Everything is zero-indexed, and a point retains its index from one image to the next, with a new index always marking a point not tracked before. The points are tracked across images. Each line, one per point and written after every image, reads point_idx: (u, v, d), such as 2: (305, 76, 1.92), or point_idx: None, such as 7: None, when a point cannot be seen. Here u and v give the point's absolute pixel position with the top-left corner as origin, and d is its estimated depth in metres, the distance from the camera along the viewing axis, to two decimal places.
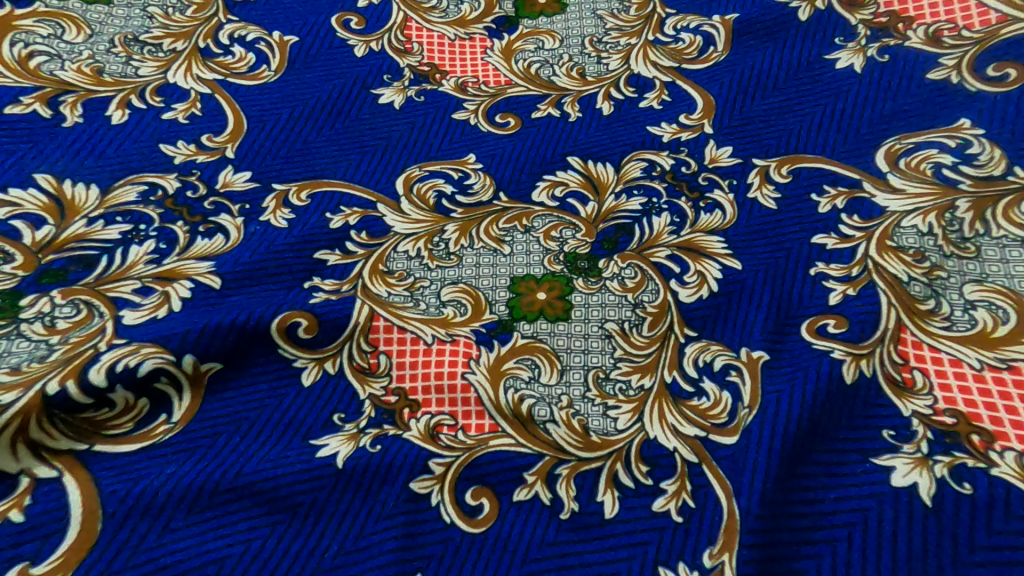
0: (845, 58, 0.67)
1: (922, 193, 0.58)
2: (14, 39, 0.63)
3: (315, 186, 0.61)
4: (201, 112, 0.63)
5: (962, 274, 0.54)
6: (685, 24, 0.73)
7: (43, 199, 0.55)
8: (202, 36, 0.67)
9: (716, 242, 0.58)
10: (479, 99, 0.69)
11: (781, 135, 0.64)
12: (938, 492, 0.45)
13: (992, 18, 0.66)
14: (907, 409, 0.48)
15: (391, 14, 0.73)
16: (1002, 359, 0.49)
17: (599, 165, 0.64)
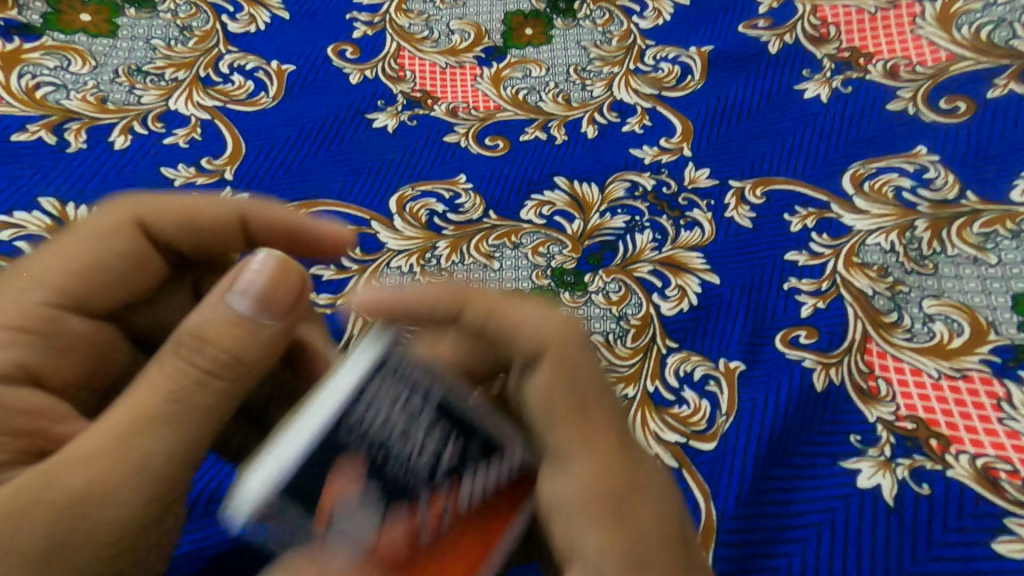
0: (812, 89, 0.72)
1: (885, 214, 0.62)
2: (23, 71, 0.65)
3: (311, 206, 0.63)
4: (201, 137, 0.65)
5: (921, 289, 0.58)
6: (664, 55, 0.77)
7: (47, 221, 0.57)
8: (203, 66, 0.70)
9: (695, 258, 0.62)
10: (469, 123, 0.72)
11: (755, 159, 0.68)
12: (900, 492, 0.48)
13: (942, 55, 0.72)
14: (872, 415, 0.51)
15: (385, 44, 0.77)
16: (957, 369, 0.53)
17: (584, 185, 0.67)
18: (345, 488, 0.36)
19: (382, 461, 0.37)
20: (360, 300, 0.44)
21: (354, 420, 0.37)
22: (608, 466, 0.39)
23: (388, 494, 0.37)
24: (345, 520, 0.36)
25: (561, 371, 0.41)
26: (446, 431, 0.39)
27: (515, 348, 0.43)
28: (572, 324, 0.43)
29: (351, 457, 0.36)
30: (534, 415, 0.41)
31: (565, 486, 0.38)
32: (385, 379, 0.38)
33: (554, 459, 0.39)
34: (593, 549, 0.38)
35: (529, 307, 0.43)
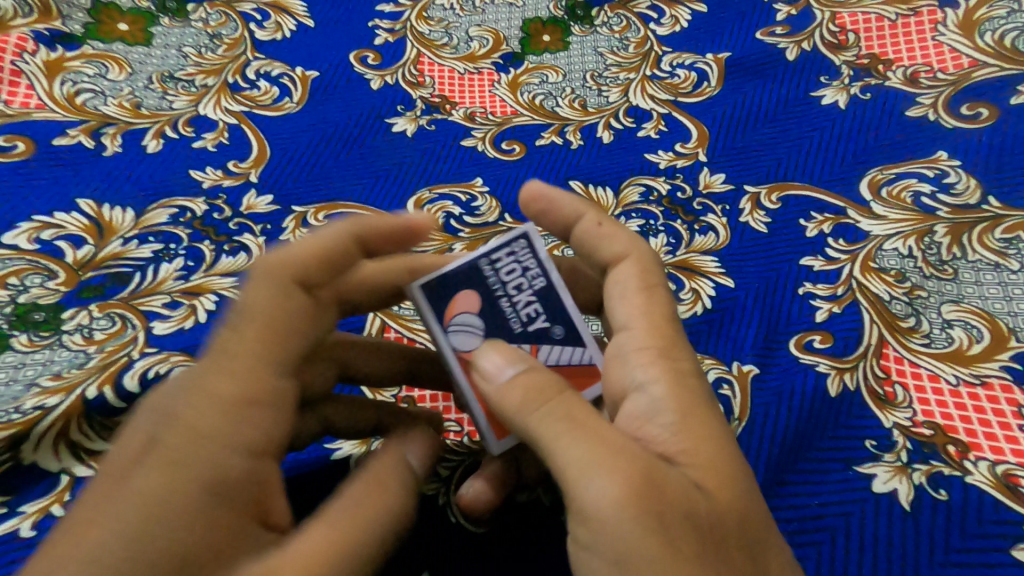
0: (830, 96, 0.72)
1: (903, 220, 0.62)
2: (64, 78, 0.68)
3: (332, 208, 0.65)
4: (228, 141, 0.68)
5: (940, 294, 0.57)
6: (681, 61, 0.78)
7: (84, 221, 0.60)
8: (232, 72, 0.73)
9: (709, 262, 0.62)
10: (487, 128, 0.73)
11: (771, 165, 0.68)
12: (916, 498, 0.48)
13: (965, 62, 0.71)
14: (888, 420, 0.51)
15: (406, 51, 0.79)
16: (976, 375, 0.53)
17: (599, 189, 0.68)
18: (463, 311, 0.50)
19: (497, 298, 0.50)
20: (533, 183, 0.55)
21: (488, 266, 0.51)
22: (671, 337, 0.46)
23: (493, 327, 0.49)
24: (457, 331, 0.49)
25: (640, 275, 0.50)
26: (546, 312, 0.50)
27: (605, 263, 0.52)
28: (653, 252, 0.52)
29: (473, 291, 0.50)
30: (614, 299, 0.50)
31: (630, 349, 0.46)
32: (517, 254, 0.51)
33: (624, 330, 0.48)
34: (653, 383, 0.44)
35: (622, 230, 0.53)
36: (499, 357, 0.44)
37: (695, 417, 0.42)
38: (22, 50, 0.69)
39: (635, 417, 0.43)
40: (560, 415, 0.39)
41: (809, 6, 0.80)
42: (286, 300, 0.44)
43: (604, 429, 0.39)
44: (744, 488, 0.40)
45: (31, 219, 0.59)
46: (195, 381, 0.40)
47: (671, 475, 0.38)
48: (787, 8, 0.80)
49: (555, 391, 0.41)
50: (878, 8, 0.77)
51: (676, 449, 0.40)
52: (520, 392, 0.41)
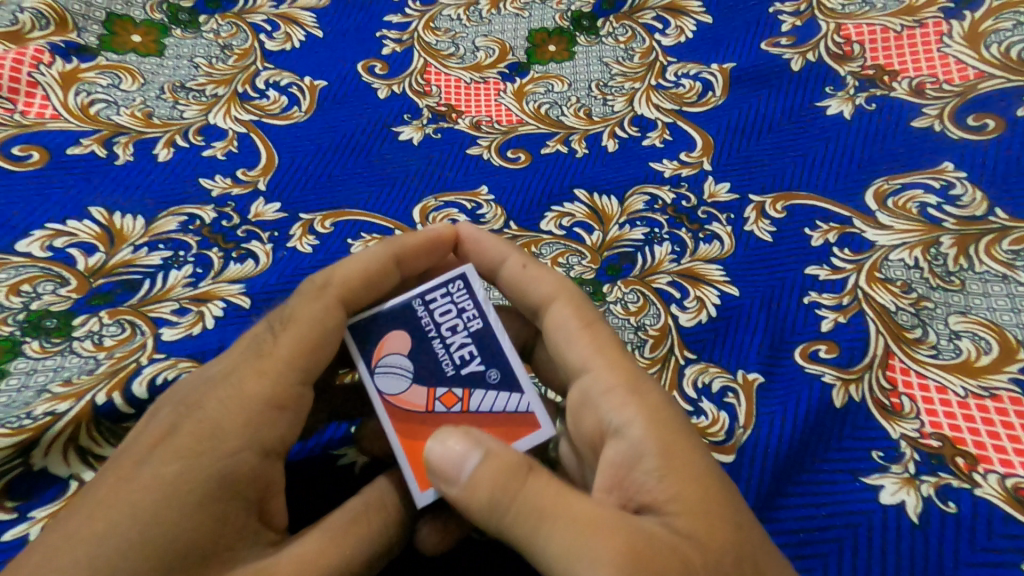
0: (835, 106, 0.72)
1: (910, 230, 0.62)
2: (78, 89, 0.70)
3: (338, 215, 0.66)
4: (237, 149, 0.69)
5: (947, 305, 0.57)
6: (686, 71, 0.78)
7: (96, 229, 0.61)
8: (241, 82, 0.74)
9: (714, 270, 0.62)
10: (492, 136, 0.74)
11: (776, 174, 0.68)
12: (924, 510, 0.47)
13: (971, 73, 0.71)
14: (896, 432, 0.51)
15: (413, 61, 0.80)
16: (985, 387, 0.52)
17: (604, 198, 0.69)
18: (393, 352, 0.48)
19: (430, 341, 0.49)
20: (459, 227, 0.55)
21: (424, 309, 0.50)
22: (631, 369, 0.47)
23: (425, 372, 0.48)
24: (385, 372, 0.48)
25: (575, 313, 0.50)
26: (481, 355, 0.49)
27: (538, 305, 0.52)
28: (580, 291, 0.53)
29: (406, 333, 0.49)
30: (562, 344, 0.49)
31: (597, 392, 0.46)
32: (453, 295, 0.50)
33: (585, 373, 0.47)
34: (629, 427, 0.43)
35: (547, 274, 0.52)
36: (448, 454, 0.41)
37: (679, 457, 0.42)
38: (39, 62, 0.70)
39: (618, 466, 0.43)
40: (528, 509, 0.38)
41: (814, 17, 0.80)
42: (327, 316, 0.46)
43: (583, 512, 0.38)
44: (738, 528, 0.39)
45: (44, 226, 0.60)
46: (232, 377, 0.43)
47: (658, 538, 0.38)
48: (793, 19, 0.81)
49: (520, 479, 0.39)
50: (883, 19, 0.77)
51: (665, 498, 0.40)
52: (486, 488, 0.39)
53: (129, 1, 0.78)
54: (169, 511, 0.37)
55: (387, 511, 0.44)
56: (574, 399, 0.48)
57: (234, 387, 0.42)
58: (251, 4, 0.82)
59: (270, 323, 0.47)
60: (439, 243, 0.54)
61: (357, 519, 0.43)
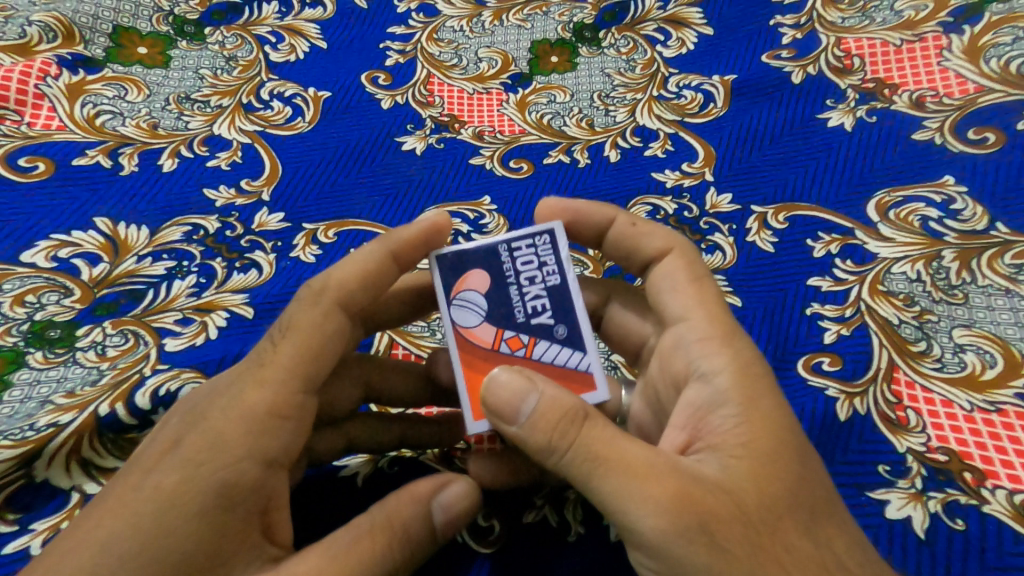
0: (835, 118, 0.73)
1: (912, 242, 0.62)
2: (85, 101, 0.70)
3: (342, 225, 0.66)
4: (242, 160, 0.69)
5: (951, 319, 0.57)
6: (687, 82, 0.79)
7: (100, 239, 0.61)
8: (246, 93, 0.75)
9: (717, 280, 0.62)
10: (495, 147, 0.74)
11: (778, 185, 0.69)
12: (932, 526, 0.47)
13: (970, 87, 0.71)
14: (902, 446, 0.51)
15: (416, 72, 0.80)
16: (990, 402, 0.52)
17: (606, 208, 0.69)
18: (472, 288, 0.49)
19: (509, 286, 0.49)
20: (549, 200, 0.56)
21: (508, 253, 0.50)
22: (729, 326, 0.47)
23: (497, 314, 0.48)
24: (463, 305, 0.49)
25: (686, 267, 0.51)
26: (553, 307, 0.49)
27: (647, 260, 0.54)
28: (692, 246, 0.53)
29: (488, 272, 0.49)
30: (664, 292, 0.51)
31: (691, 339, 0.47)
32: (539, 247, 0.50)
33: (681, 321, 0.48)
34: (717, 375, 0.44)
35: (654, 233, 0.54)
36: (508, 389, 0.41)
37: (758, 407, 0.42)
38: (46, 73, 0.71)
39: (697, 408, 0.44)
40: (585, 454, 0.38)
41: (813, 29, 0.81)
42: (327, 321, 0.46)
43: (639, 460, 0.38)
44: (797, 480, 0.39)
45: (49, 237, 0.60)
46: (231, 388, 0.42)
47: (710, 483, 0.38)
48: (793, 32, 0.81)
49: (577, 423, 0.39)
50: (882, 33, 0.78)
51: (735, 442, 0.40)
52: (543, 430, 0.39)
53: (135, 13, 0.79)
54: (173, 524, 0.37)
55: (394, 532, 0.42)
56: (666, 343, 0.49)
57: (238, 395, 0.42)
58: (256, 16, 0.83)
59: (270, 332, 0.46)
60: (436, 233, 0.52)
61: (361, 538, 0.41)
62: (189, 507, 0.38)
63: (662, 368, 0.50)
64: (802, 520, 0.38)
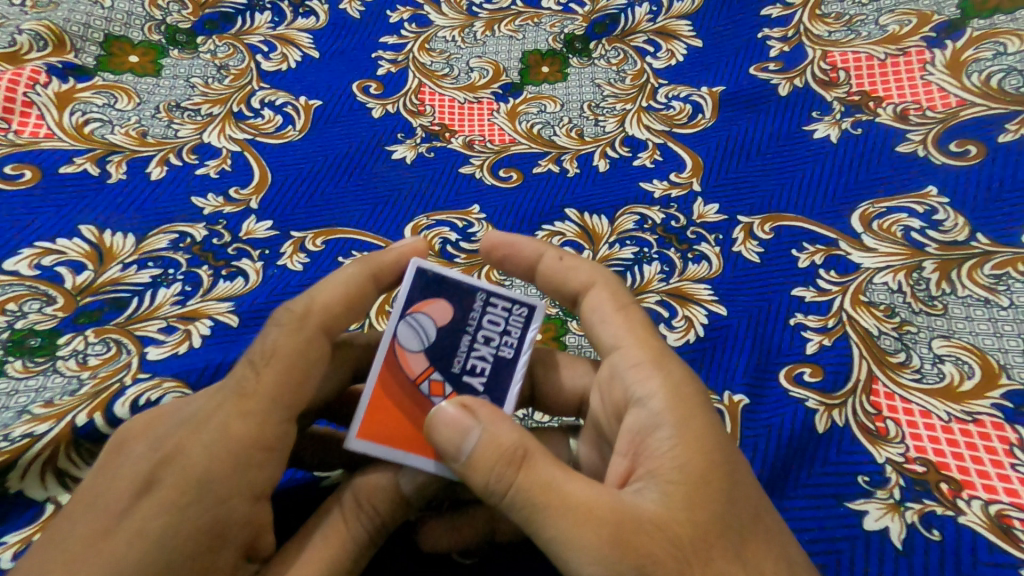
0: (821, 129, 0.74)
1: (894, 253, 0.62)
2: (74, 109, 0.71)
3: (330, 233, 0.66)
4: (231, 168, 0.69)
5: (930, 329, 0.57)
6: (676, 93, 0.80)
7: (85, 247, 0.61)
8: (237, 102, 0.75)
9: (703, 290, 0.62)
10: (485, 155, 0.75)
11: (764, 196, 0.69)
12: (909, 537, 0.47)
13: (952, 101, 0.72)
14: (881, 456, 0.51)
15: (407, 81, 0.81)
16: (968, 412, 0.52)
17: (594, 217, 0.69)
18: (431, 316, 0.49)
19: (465, 333, 0.49)
20: (490, 234, 0.56)
21: (482, 301, 0.50)
22: (659, 349, 0.48)
23: (438, 354, 0.48)
24: (414, 326, 0.49)
25: (612, 297, 0.52)
26: (490, 375, 0.49)
27: (575, 292, 0.54)
28: (618, 278, 0.54)
29: (455, 311, 0.49)
30: (594, 324, 0.51)
31: (624, 366, 0.48)
32: (514, 316, 0.50)
33: (615, 349, 0.49)
34: (651, 399, 0.44)
35: (583, 266, 0.54)
36: (451, 425, 0.42)
37: (691, 429, 0.42)
38: (35, 82, 0.71)
39: (636, 432, 0.44)
40: (523, 501, 0.38)
41: (801, 43, 0.82)
42: (311, 347, 0.46)
43: (579, 498, 0.38)
44: (727, 500, 0.39)
45: (34, 245, 0.60)
46: (215, 418, 0.42)
47: (647, 520, 0.38)
48: (780, 45, 0.82)
49: (518, 464, 0.39)
50: (868, 47, 0.79)
51: (671, 467, 0.40)
52: (481, 473, 0.40)
53: (128, 23, 0.79)
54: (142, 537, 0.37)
55: (363, 509, 0.44)
56: (603, 374, 0.50)
57: (219, 429, 0.41)
58: (249, 26, 0.83)
59: (247, 358, 0.45)
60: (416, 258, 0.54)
61: (335, 524, 0.44)
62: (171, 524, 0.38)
63: (603, 401, 0.50)
64: (733, 545, 0.38)
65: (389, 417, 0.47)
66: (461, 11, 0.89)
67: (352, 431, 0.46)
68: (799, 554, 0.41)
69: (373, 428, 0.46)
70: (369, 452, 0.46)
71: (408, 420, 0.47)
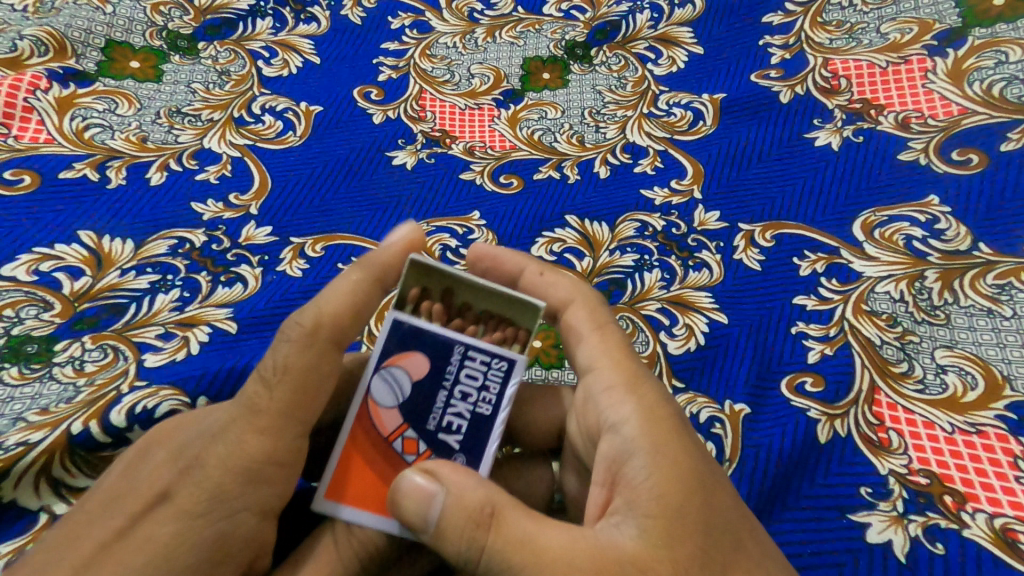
0: (823, 137, 0.73)
1: (896, 262, 0.62)
2: (74, 114, 0.71)
3: (329, 239, 0.66)
4: (231, 173, 0.69)
5: (933, 339, 0.57)
6: (677, 100, 0.80)
7: (84, 253, 0.61)
8: (238, 107, 0.75)
9: (704, 298, 0.62)
10: (485, 162, 0.75)
11: (765, 204, 0.69)
12: (912, 551, 0.46)
13: (954, 109, 0.72)
14: (884, 468, 0.50)
15: (408, 87, 0.81)
16: (971, 423, 0.52)
17: (595, 224, 0.69)
18: (406, 369, 0.47)
19: (440, 388, 0.47)
20: (475, 246, 0.56)
21: (459, 355, 0.48)
22: (633, 371, 0.49)
23: (412, 410, 0.47)
24: (389, 382, 0.47)
25: (589, 316, 0.52)
26: (466, 433, 0.47)
27: (554, 310, 0.54)
28: (598, 293, 0.55)
29: (431, 364, 0.47)
30: (572, 346, 0.52)
31: (598, 389, 0.48)
32: (493, 369, 0.48)
33: (590, 372, 0.50)
34: (624, 424, 0.45)
35: (560, 281, 0.54)
36: (414, 496, 0.41)
37: (665, 454, 0.42)
38: (36, 87, 0.71)
39: (612, 461, 0.44)
40: (498, 562, 0.38)
41: (802, 50, 0.82)
42: (324, 360, 0.45)
43: (553, 551, 0.38)
44: (706, 526, 0.39)
45: (32, 250, 0.60)
46: (228, 433, 0.42)
47: (627, 560, 0.37)
48: (781, 53, 0.82)
49: (488, 526, 0.39)
50: (869, 55, 0.79)
51: (648, 497, 0.40)
52: (453, 538, 0.39)
53: (129, 28, 0.79)
54: None
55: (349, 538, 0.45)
56: (580, 397, 0.51)
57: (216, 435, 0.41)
58: (251, 31, 0.84)
59: (258, 372, 0.45)
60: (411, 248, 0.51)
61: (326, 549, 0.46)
62: (184, 541, 0.40)
63: (580, 424, 0.51)
64: None
65: (359, 476, 0.46)
66: (463, 17, 0.90)
67: (322, 491, 0.45)
68: (777, 558, 0.41)
69: (341, 488, 0.45)
70: (337, 514, 0.45)
71: (378, 479, 0.46)
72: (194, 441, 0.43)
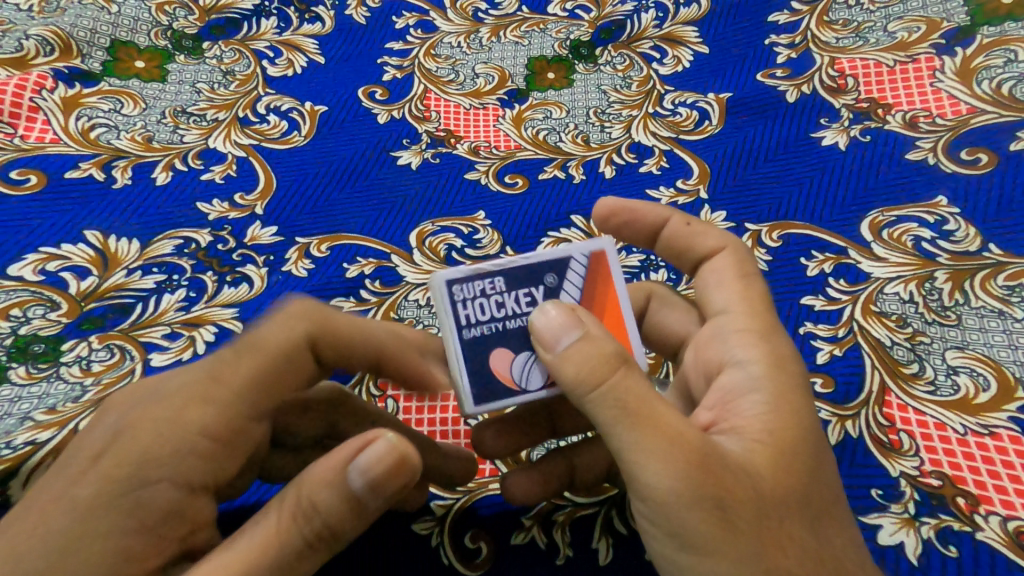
0: (830, 137, 0.73)
1: (905, 263, 0.62)
2: (80, 114, 0.70)
3: (335, 239, 0.66)
4: (236, 173, 0.69)
5: (944, 340, 0.56)
6: (683, 100, 0.80)
7: (90, 252, 0.61)
8: (242, 107, 0.75)
9: None
10: (490, 162, 0.74)
11: (772, 203, 0.69)
12: (924, 553, 0.46)
13: (963, 108, 0.72)
14: (895, 469, 0.50)
15: (413, 87, 0.81)
16: (984, 425, 0.51)
17: None
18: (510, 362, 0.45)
19: (503, 327, 0.45)
20: (611, 199, 0.56)
21: (466, 326, 0.45)
22: (770, 323, 0.47)
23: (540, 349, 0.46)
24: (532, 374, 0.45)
25: (735, 265, 0.51)
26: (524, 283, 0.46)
27: (698, 258, 0.53)
28: (745, 248, 0.53)
29: (496, 347, 0.45)
30: (709, 288, 0.51)
31: (730, 329, 0.47)
32: (459, 297, 0.45)
33: (722, 314, 0.49)
34: (752, 363, 0.44)
35: (703, 232, 0.53)
36: (542, 337, 0.42)
37: (786, 404, 0.41)
38: (42, 87, 0.71)
39: (725, 392, 0.44)
40: (615, 399, 0.38)
41: (808, 50, 0.82)
42: (295, 352, 0.45)
43: (673, 426, 0.37)
44: (807, 478, 0.39)
45: (38, 250, 0.60)
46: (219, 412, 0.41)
47: (731, 463, 0.38)
48: (787, 52, 0.82)
49: (614, 365, 0.39)
50: (876, 54, 0.79)
51: (758, 427, 0.40)
52: (577, 363, 0.39)
53: (134, 28, 0.79)
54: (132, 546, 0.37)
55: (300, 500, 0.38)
56: (703, 336, 0.49)
57: None
58: (255, 31, 0.83)
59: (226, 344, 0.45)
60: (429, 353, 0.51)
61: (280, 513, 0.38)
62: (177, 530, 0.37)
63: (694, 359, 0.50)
64: (799, 519, 0.38)
65: None
66: (467, 16, 0.89)
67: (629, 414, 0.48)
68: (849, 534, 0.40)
69: None
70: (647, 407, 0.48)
71: None
72: (170, 405, 0.42)
